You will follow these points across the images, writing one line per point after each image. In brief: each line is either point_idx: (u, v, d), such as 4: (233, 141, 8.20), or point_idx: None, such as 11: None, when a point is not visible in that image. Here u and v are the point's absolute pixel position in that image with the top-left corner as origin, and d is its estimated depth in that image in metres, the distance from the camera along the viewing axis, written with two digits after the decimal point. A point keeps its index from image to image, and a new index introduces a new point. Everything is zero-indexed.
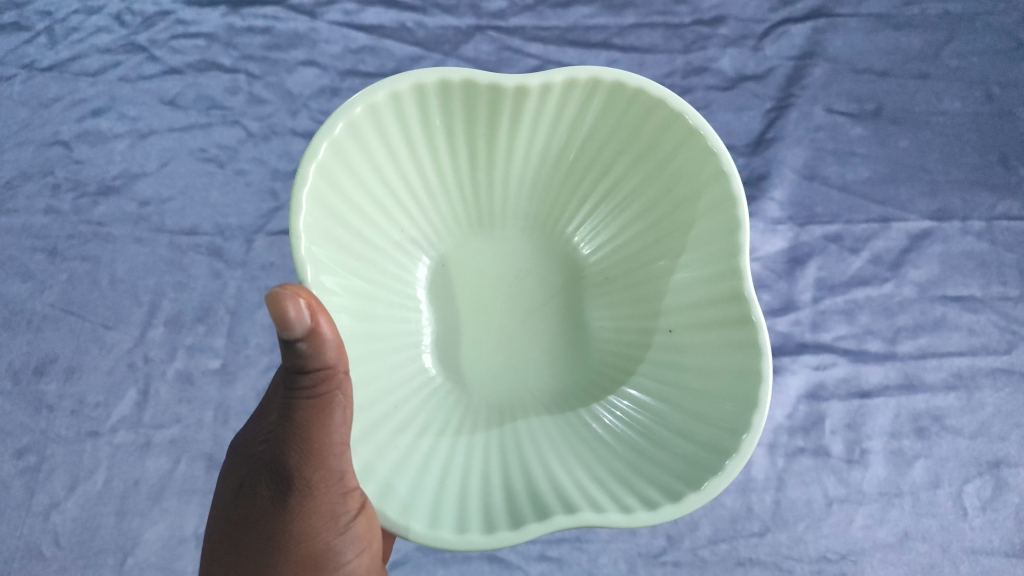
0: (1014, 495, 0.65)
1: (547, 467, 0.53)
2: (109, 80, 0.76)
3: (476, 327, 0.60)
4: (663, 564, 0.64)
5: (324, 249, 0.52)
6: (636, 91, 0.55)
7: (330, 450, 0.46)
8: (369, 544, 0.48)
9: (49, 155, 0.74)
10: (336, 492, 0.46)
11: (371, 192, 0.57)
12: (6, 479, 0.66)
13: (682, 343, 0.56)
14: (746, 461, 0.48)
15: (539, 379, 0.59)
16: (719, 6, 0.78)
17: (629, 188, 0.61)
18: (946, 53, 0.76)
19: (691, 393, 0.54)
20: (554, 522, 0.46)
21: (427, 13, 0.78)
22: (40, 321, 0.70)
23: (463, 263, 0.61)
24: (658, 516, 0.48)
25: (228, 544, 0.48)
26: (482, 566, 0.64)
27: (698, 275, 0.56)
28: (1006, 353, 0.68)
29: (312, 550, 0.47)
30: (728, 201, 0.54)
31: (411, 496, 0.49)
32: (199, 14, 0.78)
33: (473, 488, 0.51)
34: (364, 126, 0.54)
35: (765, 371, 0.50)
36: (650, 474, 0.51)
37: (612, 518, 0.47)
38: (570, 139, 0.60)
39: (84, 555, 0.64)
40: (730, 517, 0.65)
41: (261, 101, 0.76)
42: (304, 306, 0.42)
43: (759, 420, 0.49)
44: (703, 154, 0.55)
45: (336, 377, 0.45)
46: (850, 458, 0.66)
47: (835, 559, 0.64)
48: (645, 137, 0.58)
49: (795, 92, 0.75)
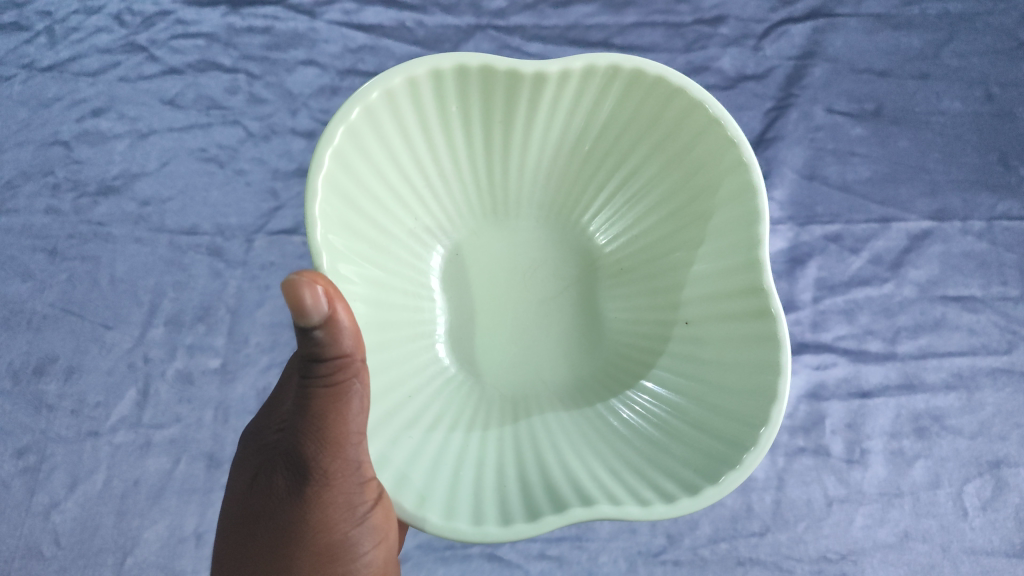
0: (1014, 495, 0.65)
1: (563, 461, 0.53)
2: (109, 80, 0.76)
3: (491, 318, 0.60)
4: (663, 563, 0.64)
5: (340, 236, 0.52)
6: (657, 78, 0.55)
7: (347, 439, 0.45)
8: (386, 536, 0.48)
9: (48, 156, 0.74)
10: (353, 482, 0.46)
11: (387, 180, 0.57)
12: (6, 479, 0.66)
13: (700, 335, 0.56)
14: (764, 454, 0.49)
15: (554, 370, 0.59)
16: (719, 6, 0.78)
17: (647, 178, 0.61)
18: (945, 53, 0.76)
19: (708, 385, 0.54)
20: (572, 514, 0.46)
21: (426, 12, 0.78)
22: (40, 321, 0.70)
23: (477, 253, 0.61)
24: (676, 509, 0.47)
25: (248, 533, 0.49)
26: (481, 566, 0.64)
27: (717, 266, 0.56)
28: (1006, 353, 0.68)
29: (329, 542, 0.47)
30: (747, 191, 0.54)
31: (427, 487, 0.49)
32: (199, 14, 0.78)
33: (488, 481, 0.51)
34: (382, 111, 0.54)
35: (784, 363, 0.50)
36: (667, 467, 0.51)
37: (630, 511, 0.47)
38: (587, 128, 0.60)
39: (84, 555, 0.64)
40: (731, 516, 0.65)
41: (261, 100, 0.76)
42: (321, 293, 0.41)
43: (778, 413, 0.49)
44: (722, 144, 0.55)
45: (353, 365, 0.45)
46: (850, 458, 0.66)
47: (835, 559, 0.64)
48: (663, 126, 0.58)
49: (795, 92, 0.75)
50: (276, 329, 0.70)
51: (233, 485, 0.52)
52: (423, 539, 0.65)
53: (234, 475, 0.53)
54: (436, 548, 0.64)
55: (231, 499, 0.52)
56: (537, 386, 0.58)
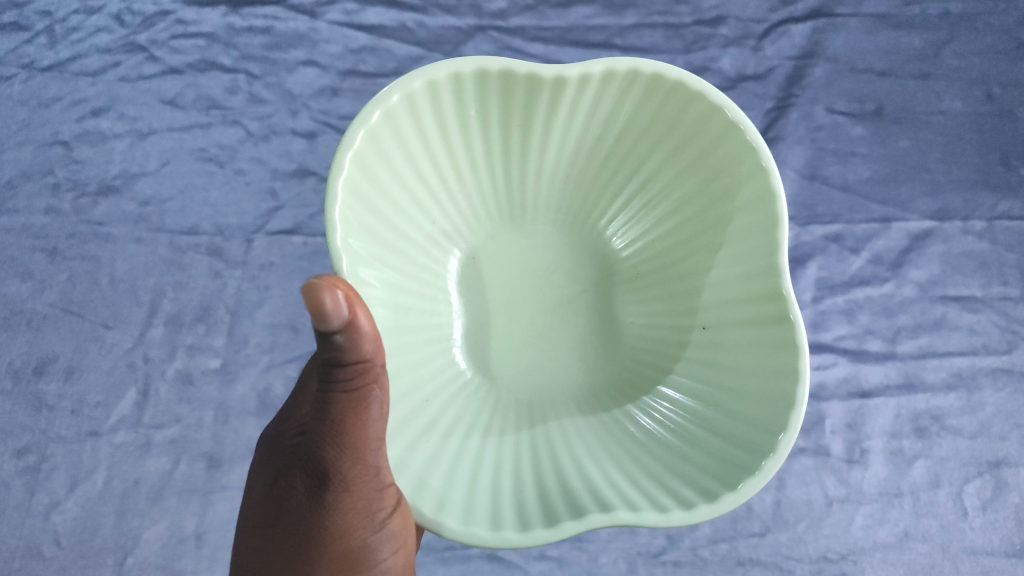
0: (1014, 495, 0.65)
1: (580, 467, 0.53)
2: (109, 80, 0.76)
3: (507, 323, 0.60)
4: (663, 563, 0.64)
5: (360, 240, 0.52)
6: (675, 83, 0.55)
7: (366, 444, 0.45)
8: (404, 543, 0.49)
9: (48, 156, 0.74)
10: (372, 488, 0.46)
11: (405, 183, 0.57)
12: (6, 479, 0.66)
13: (718, 341, 0.56)
14: (782, 462, 0.48)
15: (571, 375, 0.59)
16: (720, 6, 0.78)
17: (664, 183, 0.61)
18: (946, 53, 0.76)
19: (726, 391, 0.54)
20: (590, 521, 0.46)
21: (426, 12, 0.78)
22: (40, 321, 0.70)
23: (494, 257, 0.61)
24: (695, 515, 0.48)
25: (266, 540, 0.49)
26: (482, 566, 0.63)
27: (735, 272, 0.56)
28: (1006, 353, 0.68)
29: (347, 548, 0.47)
30: (765, 197, 0.53)
31: (444, 491, 0.49)
32: (199, 14, 0.78)
33: (505, 486, 0.51)
34: (401, 114, 0.54)
35: (803, 370, 0.50)
36: (684, 473, 0.51)
37: (647, 518, 0.47)
38: (605, 133, 0.60)
39: (84, 555, 0.64)
40: (731, 517, 0.65)
41: (261, 101, 0.76)
42: (342, 297, 0.40)
43: (796, 420, 0.49)
44: (741, 149, 0.54)
45: (373, 370, 0.44)
46: (850, 458, 0.66)
47: (835, 559, 0.64)
48: (682, 130, 0.58)
49: (796, 92, 0.75)
50: (276, 330, 0.70)
51: (251, 490, 0.52)
52: (423, 540, 0.65)
53: (251, 480, 0.53)
54: (437, 548, 0.64)
55: (248, 503, 0.52)
56: (553, 390, 0.58)
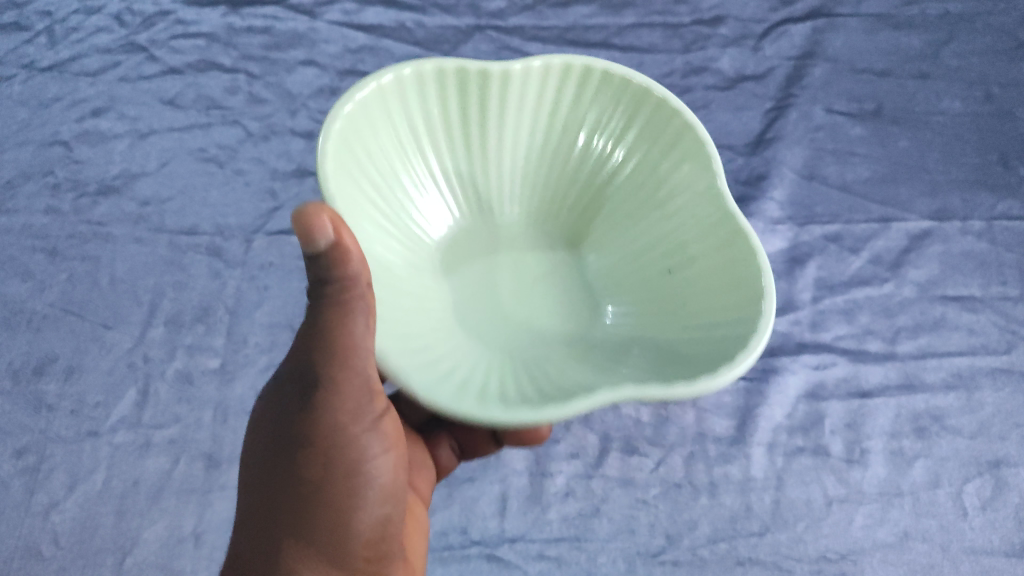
0: (1014, 495, 0.62)
1: (574, 380, 0.49)
2: (109, 80, 0.79)
3: (480, 306, 0.58)
4: (662, 563, 0.59)
5: (347, 197, 0.52)
6: (623, 79, 0.61)
7: (354, 352, 0.43)
8: (394, 443, 0.47)
9: (49, 156, 0.75)
10: (363, 390, 0.44)
11: (386, 172, 0.58)
12: (6, 479, 0.64)
13: (685, 287, 0.55)
14: (768, 338, 0.46)
15: (542, 327, 0.57)
16: (719, 6, 0.82)
17: (621, 186, 0.63)
18: (945, 53, 0.78)
19: (689, 332, 0.52)
20: (566, 408, 0.42)
21: (426, 13, 0.81)
22: (40, 321, 0.69)
23: (466, 250, 0.61)
24: (672, 392, 0.43)
25: (261, 460, 0.46)
26: (481, 565, 0.59)
27: (694, 220, 0.57)
28: (1006, 353, 0.67)
29: (354, 460, 0.44)
30: (708, 172, 0.57)
31: (431, 386, 0.44)
32: (199, 15, 0.83)
33: (490, 388, 0.48)
34: (382, 105, 0.57)
35: (768, 286, 0.49)
36: (660, 376, 0.47)
37: (624, 391, 0.43)
38: (560, 134, 0.64)
39: (84, 554, 0.61)
40: (730, 516, 0.61)
41: (261, 100, 0.78)
42: (328, 221, 0.39)
43: (766, 329, 0.47)
44: (679, 134, 0.59)
45: (358, 287, 0.42)
46: (850, 458, 0.63)
47: (834, 559, 0.60)
48: (629, 129, 0.62)
49: (796, 92, 0.77)
50: (275, 329, 0.70)
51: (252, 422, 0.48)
52: (422, 538, 0.60)
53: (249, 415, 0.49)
54: (436, 546, 0.60)
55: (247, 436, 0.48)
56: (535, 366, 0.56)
